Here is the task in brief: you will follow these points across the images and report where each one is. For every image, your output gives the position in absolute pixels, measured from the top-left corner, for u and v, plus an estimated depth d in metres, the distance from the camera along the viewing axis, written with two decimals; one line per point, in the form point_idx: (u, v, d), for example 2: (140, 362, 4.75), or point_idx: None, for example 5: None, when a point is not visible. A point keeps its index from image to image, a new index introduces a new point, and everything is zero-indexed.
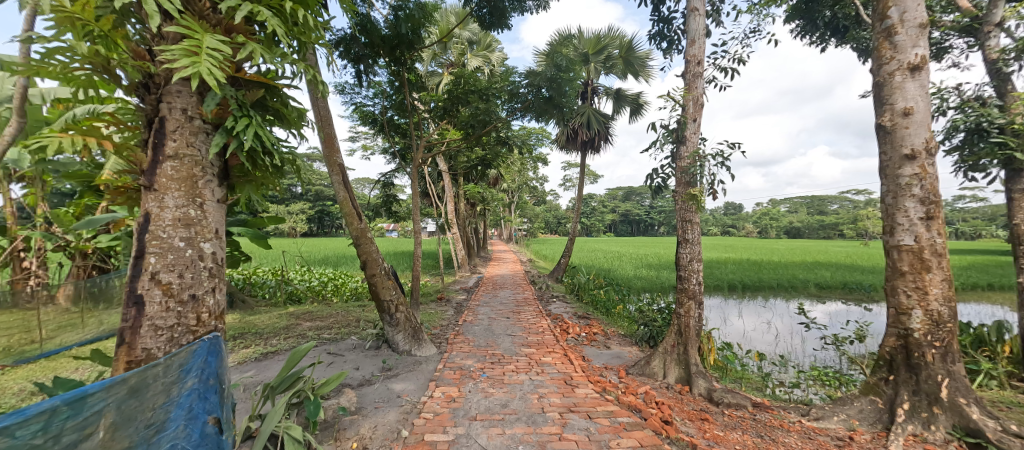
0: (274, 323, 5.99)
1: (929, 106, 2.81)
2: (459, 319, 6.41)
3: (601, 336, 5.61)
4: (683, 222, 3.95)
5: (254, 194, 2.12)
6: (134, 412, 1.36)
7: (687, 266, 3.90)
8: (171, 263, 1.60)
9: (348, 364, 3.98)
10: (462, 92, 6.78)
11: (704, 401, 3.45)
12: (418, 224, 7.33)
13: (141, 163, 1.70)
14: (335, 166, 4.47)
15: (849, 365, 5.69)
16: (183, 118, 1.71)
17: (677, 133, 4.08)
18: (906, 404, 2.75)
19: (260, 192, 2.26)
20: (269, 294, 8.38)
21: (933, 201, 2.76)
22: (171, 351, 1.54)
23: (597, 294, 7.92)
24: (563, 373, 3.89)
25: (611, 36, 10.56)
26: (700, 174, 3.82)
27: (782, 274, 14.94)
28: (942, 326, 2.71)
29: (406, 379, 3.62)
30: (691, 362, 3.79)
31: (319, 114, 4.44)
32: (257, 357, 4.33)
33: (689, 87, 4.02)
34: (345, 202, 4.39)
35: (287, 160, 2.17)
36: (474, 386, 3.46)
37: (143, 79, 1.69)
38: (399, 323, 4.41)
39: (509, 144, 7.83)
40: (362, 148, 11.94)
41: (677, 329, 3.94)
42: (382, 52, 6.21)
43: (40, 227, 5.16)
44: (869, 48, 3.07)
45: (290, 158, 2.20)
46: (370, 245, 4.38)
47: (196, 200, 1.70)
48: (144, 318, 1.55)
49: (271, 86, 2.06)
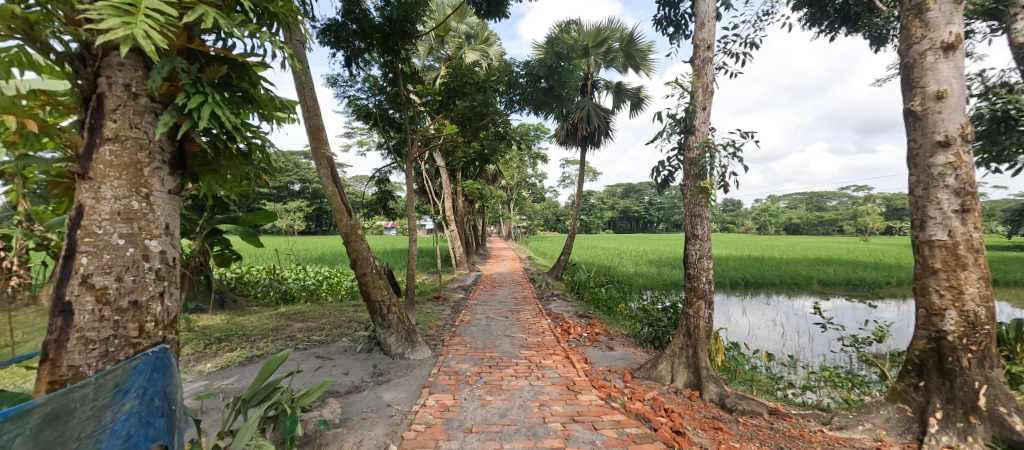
0: (264, 324, 5.77)
1: (965, 89, 2.58)
2: (456, 319, 6.18)
3: (604, 336, 5.39)
4: (692, 217, 3.72)
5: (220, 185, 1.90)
6: (52, 445, 1.13)
7: (696, 264, 3.67)
8: (107, 264, 1.37)
9: (336, 368, 3.76)
10: (458, 85, 6.35)
11: (716, 408, 3.23)
12: (414, 222, 7.10)
13: (76, 146, 1.46)
14: (323, 159, 4.23)
15: (861, 366, 5.49)
16: (126, 95, 1.47)
17: (685, 123, 3.84)
18: (939, 413, 2.52)
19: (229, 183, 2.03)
20: (262, 293, 8.16)
21: (969, 192, 2.53)
22: (107, 368, 1.31)
23: (599, 293, 7.69)
24: (565, 377, 3.67)
25: (612, 28, 10.31)
26: (711, 166, 3.57)
27: (785, 270, 14.75)
28: (979, 329, 2.48)
29: (397, 385, 3.39)
30: (701, 366, 3.57)
31: (305, 104, 4.19)
32: (241, 362, 4.11)
33: (699, 73, 3.78)
34: (334, 197, 4.16)
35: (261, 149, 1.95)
36: (470, 393, 3.23)
37: (77, 49, 1.45)
38: (391, 325, 4.18)
39: (507, 139, 7.59)
40: (357, 144, 11.69)
41: (686, 331, 3.71)
42: (375, 42, 5.95)
43: (18, 225, 4.92)
44: (897, 27, 2.83)
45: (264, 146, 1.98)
46: (361, 242, 4.14)
47: (140, 190, 1.46)
48: (73, 329, 1.32)
49: (236, 63, 1.82)
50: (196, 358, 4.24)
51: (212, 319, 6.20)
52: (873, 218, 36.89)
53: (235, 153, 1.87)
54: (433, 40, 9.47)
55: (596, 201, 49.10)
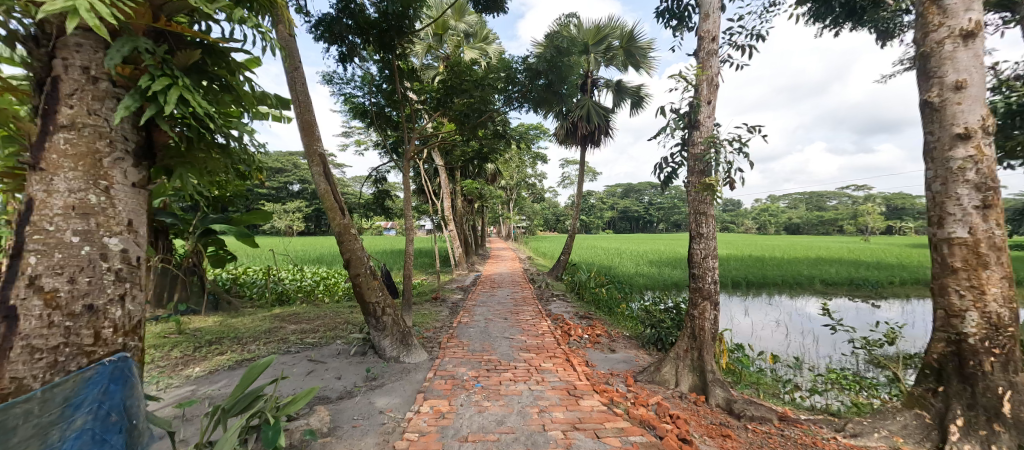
0: (258, 326, 5.64)
1: (986, 78, 2.45)
2: (454, 320, 6.05)
3: (605, 338, 5.26)
4: (697, 215, 3.58)
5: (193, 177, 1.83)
6: None
7: (701, 263, 3.54)
8: (58, 264, 1.30)
9: (328, 373, 3.63)
10: (456, 81, 6.29)
11: (722, 414, 3.11)
12: (412, 221, 6.98)
13: (29, 134, 1.35)
14: (315, 156, 4.09)
15: (868, 368, 5.37)
16: (83, 79, 1.34)
17: (689, 117, 3.72)
18: (959, 420, 2.39)
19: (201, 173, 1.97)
20: (257, 294, 8.03)
21: (990, 187, 2.40)
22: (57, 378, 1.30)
23: (600, 293, 7.57)
24: (565, 381, 3.54)
25: (612, 25, 10.19)
26: (716, 162, 3.44)
27: (787, 270, 14.62)
28: (1002, 331, 2.35)
29: (391, 391, 3.26)
30: (706, 369, 3.43)
31: (297, 99, 4.06)
32: (231, 366, 3.97)
33: (704, 66, 3.66)
34: (326, 195, 4.03)
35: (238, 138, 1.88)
36: (466, 398, 3.10)
37: (29, 27, 1.33)
38: (386, 328, 4.05)
39: (506, 137, 7.46)
40: (355, 143, 11.57)
41: (691, 333, 3.58)
42: (370, 37, 5.82)
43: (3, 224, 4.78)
44: (913, 14, 2.70)
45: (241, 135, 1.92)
46: (355, 242, 4.00)
47: (99, 182, 1.36)
48: (17, 336, 1.25)
49: (212, 48, 1.73)
50: (185, 362, 4.11)
51: (205, 320, 6.07)
52: (873, 218, 36.81)
53: (209, 142, 1.80)
54: (431, 38, 9.35)
55: (596, 201, 49.00)
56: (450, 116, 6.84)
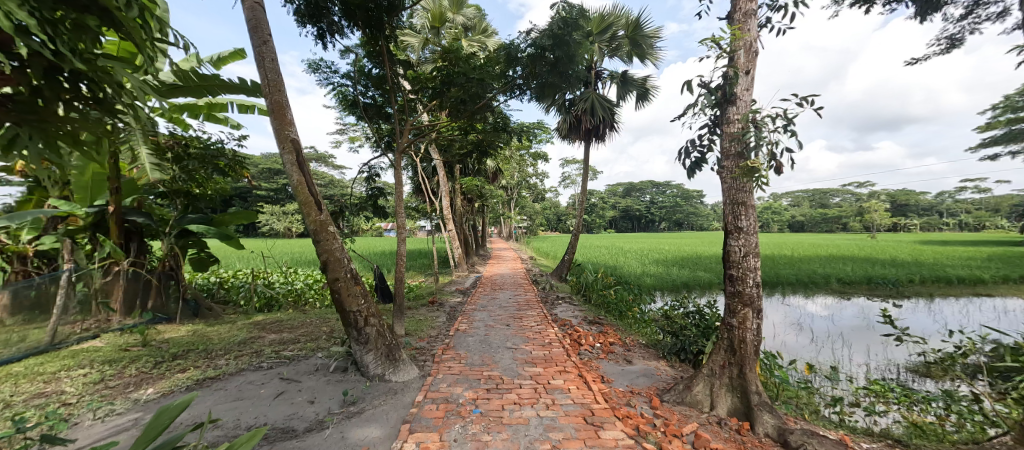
0: (232, 336, 5.08)
1: None
2: (452, 327, 5.49)
3: (619, 347, 4.72)
4: (735, 205, 3.03)
5: (36, 140, 2.22)
6: None
7: (741, 264, 2.96)
8: None
9: (300, 396, 3.13)
10: (450, 67, 5.75)
11: (775, 447, 2.59)
12: (405, 221, 6.40)
13: None
14: (287, 141, 3.53)
15: (912, 378, 4.84)
16: None
17: (724, 90, 3.13)
18: None
19: (69, 137, 2.40)
20: (243, 299, 7.39)
21: None
22: None
23: (608, 295, 6.97)
24: (580, 405, 2.97)
25: (616, 13, 9.64)
26: (757, 142, 2.86)
27: (802, 269, 14.01)
28: None
29: (371, 420, 2.73)
30: (750, 391, 2.90)
31: (266, 75, 3.51)
32: (189, 386, 3.41)
33: (743, 29, 3.08)
34: (300, 187, 3.48)
35: (117, 88, 2.25)
36: (461, 430, 2.58)
37: None
38: (370, 341, 3.49)
39: (505, 130, 6.92)
40: (350, 140, 10.99)
41: (729, 346, 3.03)
42: (356, 16, 5.24)
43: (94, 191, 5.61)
44: None
45: (120, 87, 2.26)
46: (333, 242, 3.44)
47: None
48: None
49: None
50: (139, 382, 3.55)
51: (177, 330, 5.51)
52: (881, 215, 36.03)
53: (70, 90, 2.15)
54: (426, 27, 8.80)
55: (597, 201, 48.28)
56: (446, 105, 6.28)
